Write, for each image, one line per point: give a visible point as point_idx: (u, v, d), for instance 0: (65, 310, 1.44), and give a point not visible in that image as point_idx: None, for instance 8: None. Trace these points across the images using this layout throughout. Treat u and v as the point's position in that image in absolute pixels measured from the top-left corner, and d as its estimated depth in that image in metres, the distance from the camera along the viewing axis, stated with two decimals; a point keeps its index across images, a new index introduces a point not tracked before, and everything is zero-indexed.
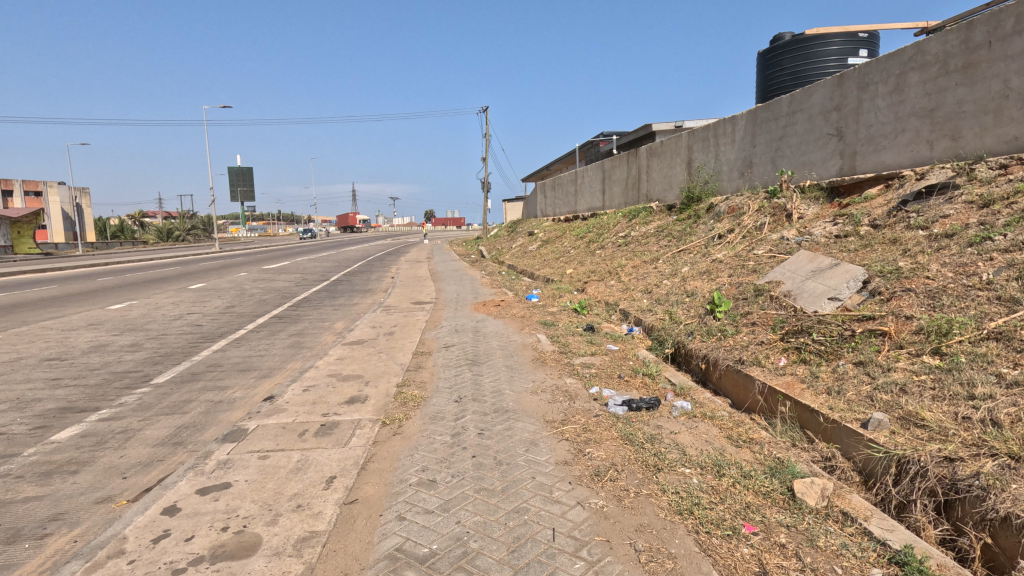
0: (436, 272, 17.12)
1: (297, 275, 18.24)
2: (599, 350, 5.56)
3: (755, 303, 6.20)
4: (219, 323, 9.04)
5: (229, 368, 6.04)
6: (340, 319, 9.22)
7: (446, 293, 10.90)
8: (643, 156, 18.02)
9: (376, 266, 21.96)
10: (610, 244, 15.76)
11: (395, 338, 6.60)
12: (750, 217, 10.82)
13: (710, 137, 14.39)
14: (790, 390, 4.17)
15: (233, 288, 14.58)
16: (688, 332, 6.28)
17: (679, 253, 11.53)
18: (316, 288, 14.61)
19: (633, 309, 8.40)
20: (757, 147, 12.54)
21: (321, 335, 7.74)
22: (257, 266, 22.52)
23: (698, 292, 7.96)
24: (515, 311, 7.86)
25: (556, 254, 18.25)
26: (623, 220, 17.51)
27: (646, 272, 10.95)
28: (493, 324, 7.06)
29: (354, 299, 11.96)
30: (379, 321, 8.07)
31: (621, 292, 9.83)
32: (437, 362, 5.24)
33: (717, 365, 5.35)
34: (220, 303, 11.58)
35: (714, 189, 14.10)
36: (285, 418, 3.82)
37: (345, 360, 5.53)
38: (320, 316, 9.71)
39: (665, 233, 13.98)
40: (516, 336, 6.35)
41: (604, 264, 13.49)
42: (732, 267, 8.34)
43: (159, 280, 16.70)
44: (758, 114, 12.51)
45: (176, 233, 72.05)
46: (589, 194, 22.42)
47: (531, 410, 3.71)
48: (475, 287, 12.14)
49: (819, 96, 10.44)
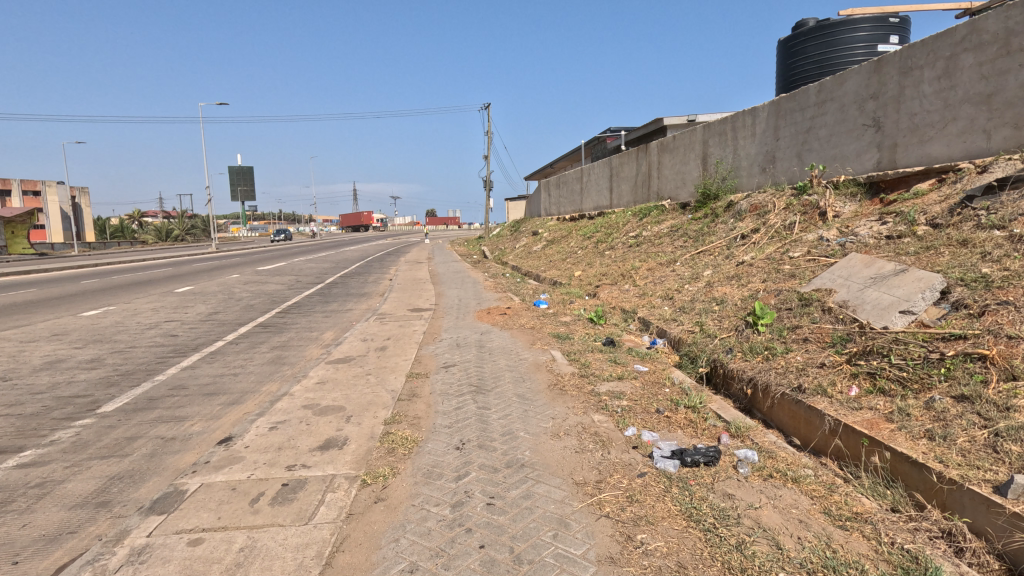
0: (436, 273, 16.31)
1: (291, 278, 17.41)
2: (627, 372, 4.72)
3: (803, 316, 5.35)
4: (196, 333, 8.20)
5: (194, 391, 5.21)
6: (331, 329, 8.38)
7: (447, 299, 10.05)
8: (653, 152, 17.17)
9: (375, 268, 21.11)
10: (620, 245, 14.89)
11: (388, 354, 5.76)
12: (777, 216, 9.96)
13: (727, 130, 13.53)
14: (878, 432, 3.31)
15: (221, 291, 13.76)
16: (727, 348, 5.44)
17: (699, 254, 10.66)
18: (309, 291, 13.80)
19: (654, 317, 7.56)
20: (781, 140, 11.68)
21: (307, 349, 6.91)
22: (251, 268, 21.70)
23: (729, 300, 7.11)
24: (523, 321, 7.02)
25: (562, 254, 17.40)
26: (633, 220, 16.65)
27: (664, 276, 10.10)
28: (499, 338, 6.21)
29: (347, 305, 11.13)
30: (371, 332, 7.23)
31: (638, 298, 8.98)
32: (435, 389, 4.40)
33: (767, 391, 4.48)
34: (203, 309, 10.74)
35: (732, 186, 13.25)
36: (237, 473, 2.97)
37: (327, 384, 4.70)
38: (308, 325, 8.88)
39: (680, 233, 13.12)
40: (527, 353, 5.50)
41: (615, 266, 12.64)
42: (765, 272, 7.49)
43: (146, 283, 15.90)
44: (781, 105, 11.64)
45: (175, 233, 71.34)
46: (595, 192, 21.56)
47: (555, 467, 2.87)
48: (479, 291, 11.30)
49: (853, 84, 9.57)
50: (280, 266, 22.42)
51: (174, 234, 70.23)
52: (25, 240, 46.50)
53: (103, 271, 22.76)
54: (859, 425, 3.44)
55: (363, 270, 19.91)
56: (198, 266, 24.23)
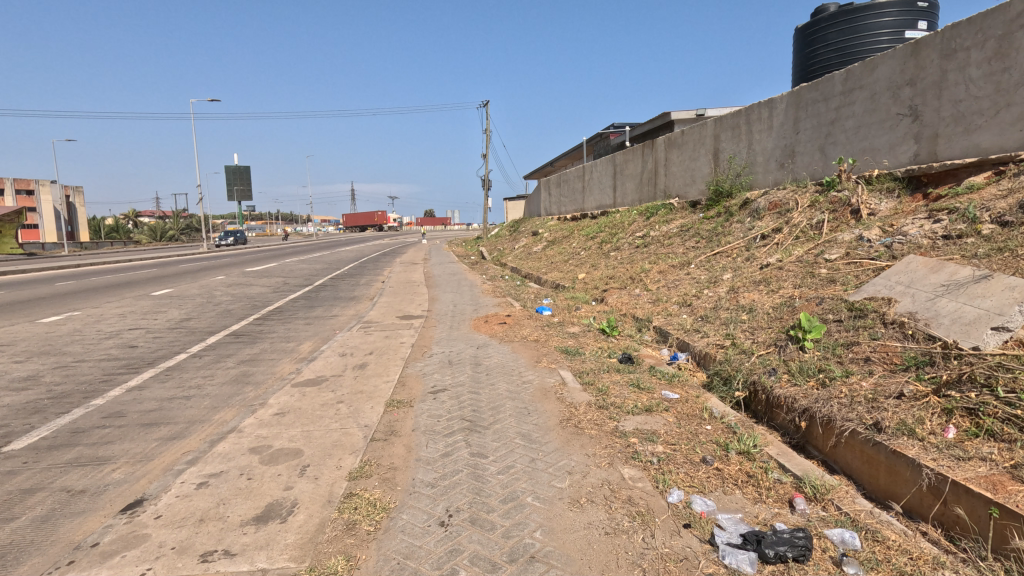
0: (432, 275, 15.47)
1: (280, 280, 16.53)
2: (655, 402, 3.85)
3: (860, 331, 4.49)
4: (159, 344, 7.33)
5: (131, 420, 4.33)
6: (310, 338, 7.53)
7: (441, 305, 9.19)
8: (660, 148, 16.35)
9: (369, 269, 20.24)
10: (626, 246, 14.04)
11: (366, 373, 4.89)
12: (802, 214, 9.11)
13: (742, 124, 12.70)
14: (1009, 499, 2.45)
15: (201, 295, 12.89)
16: (767, 368, 4.59)
17: (715, 256, 9.81)
18: (295, 295, 12.93)
19: (673, 328, 6.72)
20: (801, 134, 10.84)
21: (279, 365, 6.04)
22: (239, 268, 20.79)
23: (759, 308, 6.26)
24: (525, 332, 6.17)
25: (565, 255, 16.56)
26: (639, 219, 15.81)
27: (678, 280, 9.25)
28: (498, 354, 5.35)
29: (334, 310, 10.25)
30: (353, 344, 6.37)
31: (653, 304, 8.13)
32: (419, 426, 3.54)
33: (830, 425, 3.59)
34: (175, 315, 9.87)
35: (746, 183, 12.42)
36: (128, 569, 2.11)
37: (287, 415, 3.83)
38: (287, 334, 8.01)
39: (691, 233, 12.27)
40: (530, 373, 4.64)
41: (623, 268, 11.79)
42: (798, 276, 6.64)
43: (124, 285, 15.01)
44: (802, 95, 10.81)
45: (169, 232, 70.41)
46: (598, 191, 20.73)
47: (577, 566, 2.00)
48: (475, 295, 10.44)
49: (886, 70, 8.72)
50: (270, 267, 21.55)
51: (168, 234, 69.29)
52: (13, 240, 45.51)
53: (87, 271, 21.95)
54: (977, 485, 2.59)
55: (355, 272, 19.05)
56: (185, 267, 23.39)
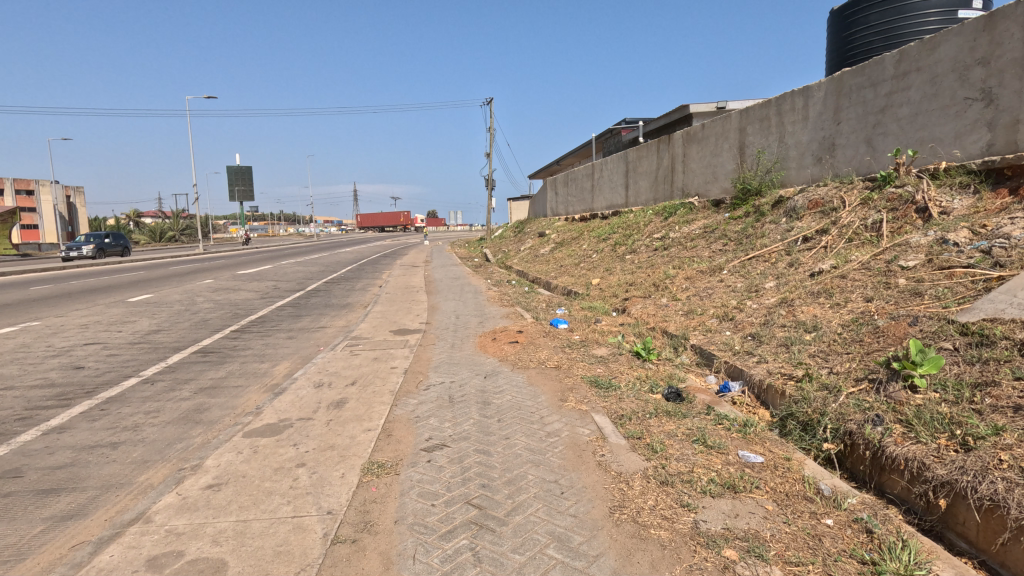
0: (433, 280, 14.44)
1: (271, 284, 15.49)
2: (735, 475, 2.76)
3: (994, 365, 3.38)
4: (111, 364, 6.27)
5: (26, 484, 3.25)
6: (289, 358, 6.48)
7: (442, 316, 8.11)
8: (677, 144, 15.25)
9: (367, 273, 19.19)
10: (643, 249, 12.95)
11: (344, 416, 3.81)
12: (852, 214, 8.01)
13: (772, 115, 11.59)
14: None
15: (181, 302, 11.82)
16: (867, 414, 3.48)
17: (750, 262, 8.72)
18: (284, 301, 11.87)
19: (718, 349, 5.63)
20: (843, 124, 9.74)
21: (243, 396, 4.97)
22: (230, 271, 19.81)
23: (826, 327, 5.17)
24: (542, 356, 5.08)
25: (575, 258, 15.49)
26: (656, 219, 14.73)
27: (711, 289, 8.15)
28: (511, 388, 4.25)
29: (322, 321, 9.18)
30: (334, 368, 5.28)
31: (687, 319, 7.03)
32: (405, 515, 2.45)
33: (997, 514, 2.50)
34: (144, 327, 8.81)
35: (778, 180, 11.32)
36: None
37: (223, 490, 2.75)
38: (264, 351, 6.93)
39: (717, 236, 11.16)
40: (556, 420, 3.55)
41: (643, 274, 10.71)
42: (868, 287, 5.54)
43: (102, 290, 13.97)
44: (844, 81, 9.68)
45: (169, 233, 69.58)
46: (608, 189, 19.66)
47: None
48: (481, 304, 9.36)
49: (951, 48, 7.60)
50: (263, 269, 20.62)
51: (168, 235, 68.51)
52: (7, 240, 44.65)
53: (73, 274, 20.99)
54: None
55: (352, 275, 18.00)
56: (176, 269, 22.41)
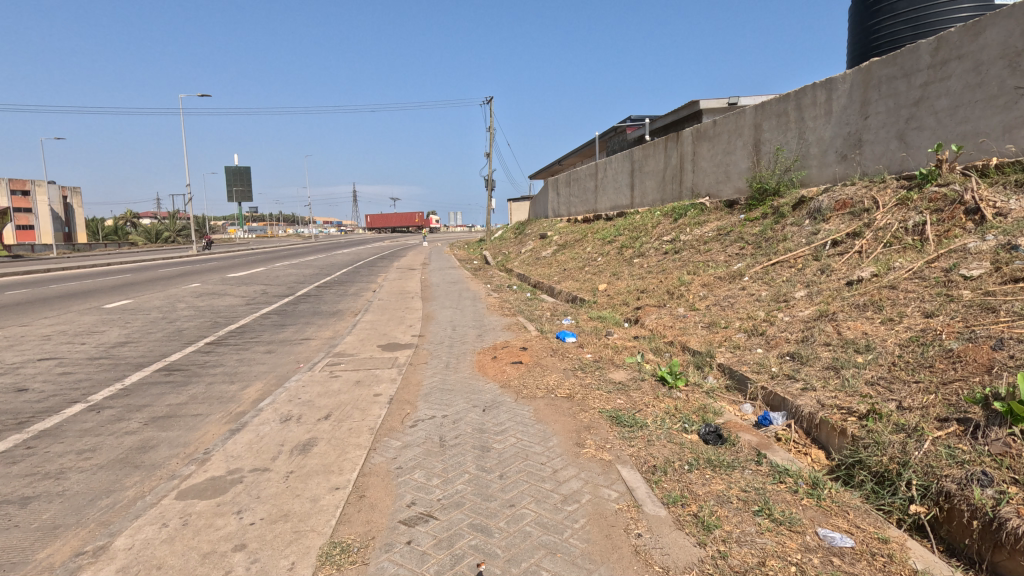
0: (430, 285, 13.70)
1: (260, 289, 14.74)
2: (823, 572, 2.03)
3: None
4: (59, 385, 5.52)
5: None
6: (263, 378, 5.74)
7: (436, 328, 7.36)
8: (687, 141, 14.54)
9: (362, 276, 18.46)
10: (652, 252, 12.23)
11: (309, 466, 3.07)
12: (888, 216, 7.28)
13: (791, 110, 10.87)
14: None
15: (160, 309, 11.06)
16: (966, 469, 2.75)
17: (774, 268, 7.98)
18: (269, 308, 11.13)
19: (752, 371, 4.89)
20: (871, 119, 9.01)
21: (199, 429, 4.23)
22: (220, 275, 19.07)
23: (881, 347, 4.44)
24: (551, 382, 4.34)
25: (579, 262, 14.77)
26: (665, 221, 14.00)
27: (733, 299, 7.41)
28: (514, 427, 3.51)
29: (307, 331, 8.43)
30: (308, 393, 4.54)
31: (710, 334, 6.29)
32: None
33: None
34: (111, 338, 8.05)
35: (797, 180, 10.60)
36: None
37: None
38: (237, 369, 6.18)
39: (733, 240, 10.43)
40: (573, 475, 2.81)
41: (654, 280, 9.98)
42: (926, 300, 4.81)
43: (80, 295, 13.22)
44: (872, 72, 8.97)
45: (165, 234, 68.80)
46: (613, 190, 18.94)
47: None
48: (480, 313, 8.61)
49: (1000, 32, 6.87)
50: (254, 273, 19.83)
51: (164, 236, 67.71)
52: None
53: (56, 277, 20.20)
54: None
55: (346, 279, 17.25)
56: (165, 272, 21.66)
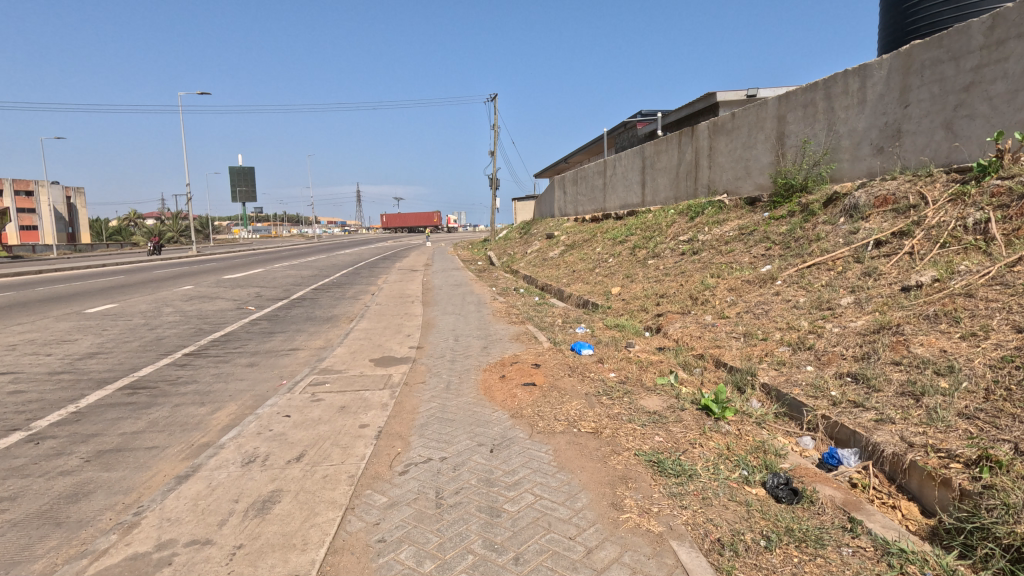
0: (432, 288, 13.01)
1: (254, 291, 14.05)
2: None
3: None
4: (4, 407, 4.81)
5: None
6: (238, 399, 5.02)
7: (437, 338, 6.64)
8: (703, 136, 13.78)
9: (362, 278, 17.77)
10: (669, 253, 11.49)
11: (264, 538, 2.35)
12: (942, 214, 6.53)
13: (819, 99, 10.09)
14: None
15: (145, 314, 10.37)
16: None
17: (810, 271, 7.22)
18: (261, 313, 10.43)
19: (808, 395, 4.14)
20: (912, 107, 8.23)
21: (149, 470, 3.51)
22: (215, 276, 18.43)
23: (970, 369, 3.69)
24: (571, 412, 3.61)
25: (589, 263, 14.05)
26: (680, 219, 13.25)
27: (767, 306, 6.66)
28: (531, 477, 2.78)
29: (297, 340, 7.73)
30: (282, 423, 3.82)
31: (746, 347, 5.54)
32: None
33: None
34: (81, 348, 7.35)
35: (827, 175, 9.83)
36: None
37: None
38: (212, 386, 5.46)
39: (758, 240, 9.68)
40: (613, 560, 2.08)
41: (673, 283, 9.24)
42: (1016, 312, 4.05)
43: (64, 299, 12.56)
44: (914, 56, 8.18)
45: (167, 234, 68.38)
46: (622, 188, 18.21)
47: None
48: (485, 319, 7.87)
49: None
50: (251, 274, 19.14)
51: (167, 236, 67.27)
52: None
53: (46, 278, 19.48)
54: None
55: (346, 281, 16.59)
56: (160, 273, 20.98)
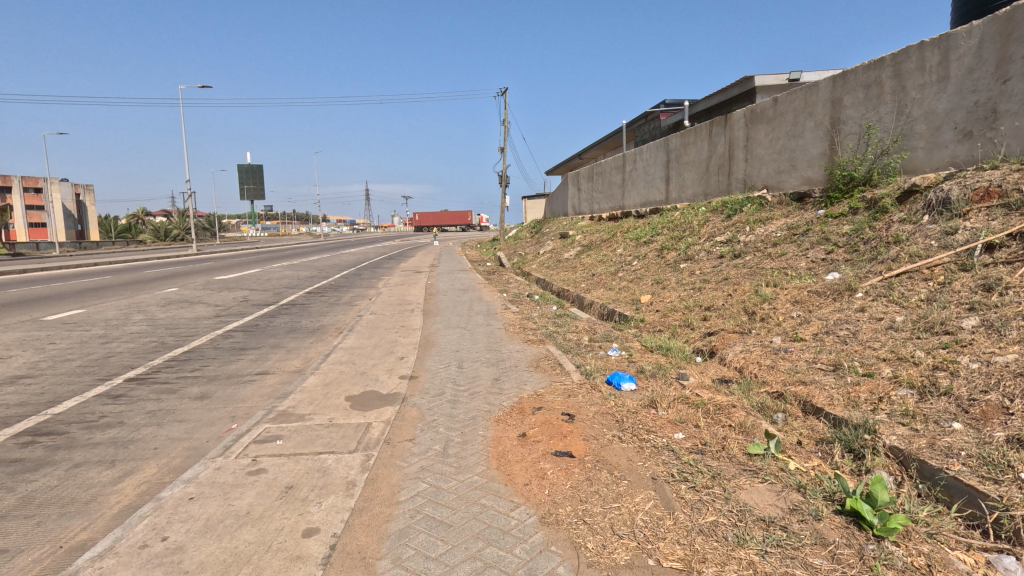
0: (436, 293, 11.68)
1: (241, 295, 12.78)
2: None
3: None
4: None
5: None
6: (161, 456, 3.70)
7: (435, 363, 5.31)
8: (738, 125, 12.35)
9: (363, 280, 16.49)
10: (704, 256, 10.11)
11: None
12: None
13: (887, 78, 8.63)
14: None
15: (108, 322, 9.08)
16: None
17: (899, 280, 5.82)
18: (240, 322, 9.14)
19: (981, 477, 2.76)
20: (1013, 82, 6.79)
21: None
22: (205, 276, 17.17)
23: None
24: (637, 521, 2.26)
25: (610, 265, 12.68)
26: (714, 217, 11.85)
27: (853, 326, 5.26)
28: None
29: (269, 361, 6.41)
30: (186, 520, 2.49)
31: (844, 385, 4.16)
32: None
33: None
34: (8, 369, 6.07)
35: (896, 165, 8.40)
36: None
37: None
38: (136, 434, 4.13)
39: (815, 242, 8.26)
40: None
41: (717, 292, 7.85)
42: None
43: (30, 302, 11.34)
44: (1018, 19, 6.72)
45: (174, 232, 67.66)
46: (644, 183, 16.84)
47: None
48: (495, 336, 6.52)
49: None
50: (246, 275, 17.95)
51: (173, 233, 66.49)
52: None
53: (28, 278, 18.28)
54: None
55: (345, 283, 15.33)
56: (152, 273, 19.80)
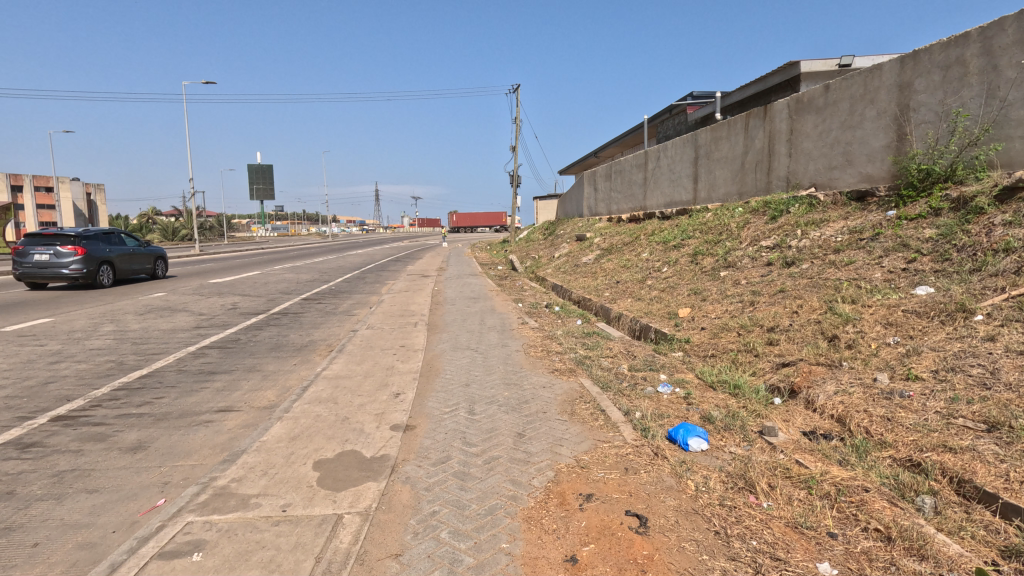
0: (444, 302, 10.48)
1: (231, 302, 11.62)
2: None
3: None
4: None
5: None
6: (33, 565, 2.51)
7: (439, 405, 4.11)
8: (780, 116, 11.06)
9: (366, 285, 15.30)
10: (750, 263, 8.85)
11: None
12: None
13: (974, 55, 7.31)
14: None
15: (69, 335, 7.92)
16: None
17: None
18: (219, 337, 7.97)
19: None
20: None
21: None
22: (200, 279, 16.14)
23: None
24: None
25: (637, 271, 11.43)
26: (755, 219, 10.58)
27: (987, 360, 4.00)
28: None
29: (237, 392, 5.21)
30: None
31: (1019, 459, 2.90)
32: None
33: None
34: None
35: (987, 158, 7.10)
36: None
37: None
38: (18, 516, 2.94)
39: (890, 247, 6.99)
40: None
41: (776, 307, 6.60)
42: None
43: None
44: None
45: (183, 232, 67.15)
46: (669, 182, 15.57)
47: None
48: (514, 364, 5.31)
49: None
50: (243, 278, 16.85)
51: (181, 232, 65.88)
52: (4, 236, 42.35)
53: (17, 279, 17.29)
54: None
55: (347, 289, 14.14)
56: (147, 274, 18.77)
